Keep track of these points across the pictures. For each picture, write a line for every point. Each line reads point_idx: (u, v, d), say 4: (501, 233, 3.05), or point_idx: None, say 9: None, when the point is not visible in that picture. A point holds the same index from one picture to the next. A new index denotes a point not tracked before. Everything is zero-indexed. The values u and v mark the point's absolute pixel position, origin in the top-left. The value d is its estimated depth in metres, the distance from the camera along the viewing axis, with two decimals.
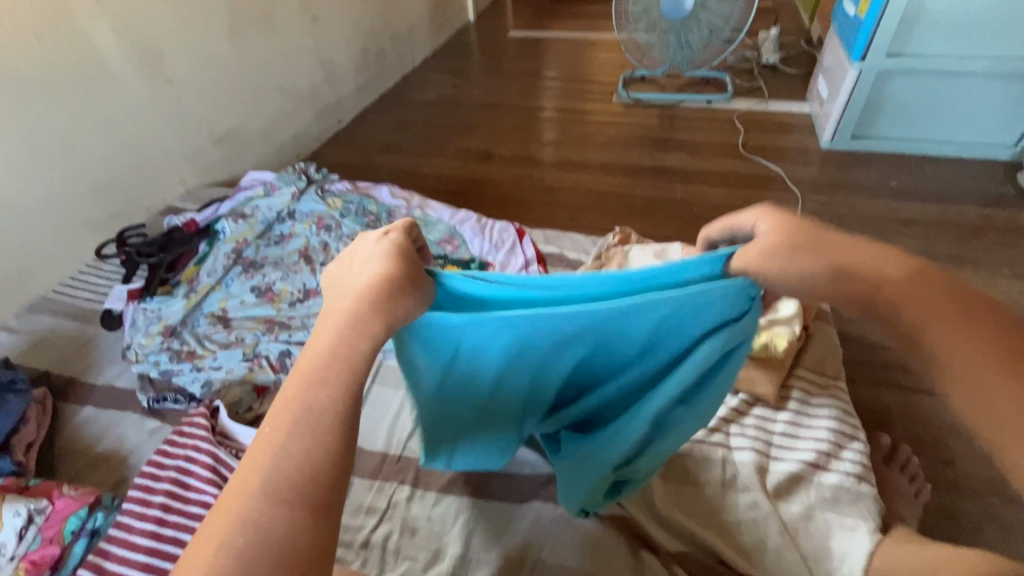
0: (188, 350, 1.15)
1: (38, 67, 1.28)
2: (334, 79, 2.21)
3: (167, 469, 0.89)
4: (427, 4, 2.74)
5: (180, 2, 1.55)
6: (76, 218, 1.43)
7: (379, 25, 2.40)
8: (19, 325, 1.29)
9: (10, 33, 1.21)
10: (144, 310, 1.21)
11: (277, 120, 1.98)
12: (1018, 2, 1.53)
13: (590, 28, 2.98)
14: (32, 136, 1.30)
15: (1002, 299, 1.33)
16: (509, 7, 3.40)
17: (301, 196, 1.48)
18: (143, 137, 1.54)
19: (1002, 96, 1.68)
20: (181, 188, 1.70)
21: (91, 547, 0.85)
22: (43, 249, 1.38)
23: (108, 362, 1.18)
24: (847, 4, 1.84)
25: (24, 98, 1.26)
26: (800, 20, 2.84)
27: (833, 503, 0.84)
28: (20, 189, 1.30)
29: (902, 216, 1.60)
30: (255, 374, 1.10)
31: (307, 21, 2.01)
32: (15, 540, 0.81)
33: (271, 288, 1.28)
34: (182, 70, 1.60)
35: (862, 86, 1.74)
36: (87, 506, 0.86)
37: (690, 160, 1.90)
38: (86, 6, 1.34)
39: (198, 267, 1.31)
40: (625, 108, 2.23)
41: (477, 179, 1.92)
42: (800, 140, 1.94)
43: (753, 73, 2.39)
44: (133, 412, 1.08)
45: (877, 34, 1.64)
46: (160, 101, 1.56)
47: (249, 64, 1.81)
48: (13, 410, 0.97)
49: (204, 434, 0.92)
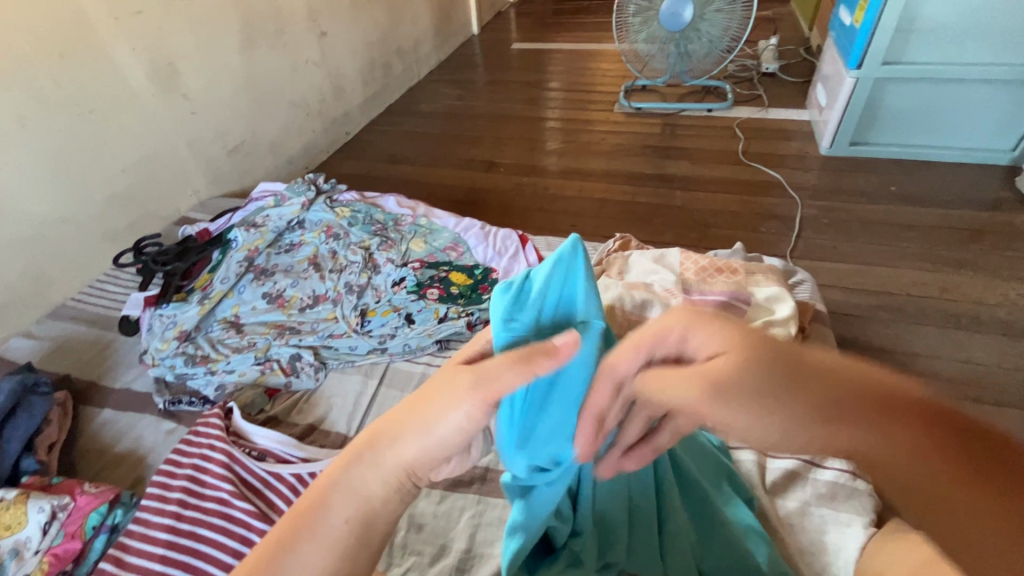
0: (202, 354, 1.19)
1: (61, 83, 1.34)
2: (342, 92, 2.27)
3: (183, 468, 0.92)
4: (433, 19, 2.81)
5: (194, 20, 1.62)
6: (95, 228, 1.48)
7: (386, 40, 2.47)
8: (40, 331, 1.34)
9: (35, 52, 1.27)
10: (160, 316, 1.25)
11: (287, 132, 2.03)
12: (1009, 10, 1.56)
13: (592, 40, 3.04)
14: (54, 151, 1.35)
15: (1000, 301, 1.34)
16: (513, 19, 3.48)
17: (310, 206, 1.53)
18: (159, 150, 1.60)
19: (997, 101, 1.70)
20: (195, 199, 1.75)
21: (111, 542, 0.88)
22: (65, 257, 1.44)
23: (127, 366, 1.22)
24: (843, 13, 1.88)
25: (48, 113, 1.32)
26: (800, 28, 2.88)
27: (829, 500, 0.86)
28: (42, 200, 1.35)
29: (901, 220, 1.61)
30: (267, 377, 1.14)
31: (316, 36, 2.07)
32: (39, 535, 0.84)
33: (282, 294, 1.32)
34: (197, 86, 1.66)
35: (858, 94, 1.77)
36: (108, 501, 0.90)
37: (691, 167, 1.94)
38: (106, 26, 1.40)
39: (212, 274, 1.35)
40: (626, 117, 2.27)
41: (481, 188, 1.97)
42: (799, 146, 1.97)
43: (753, 81, 2.42)
44: (150, 414, 1.12)
45: (872, 44, 1.67)
46: (175, 115, 1.62)
47: (260, 78, 1.87)
48: (37, 411, 1.01)
49: (217, 433, 0.96)
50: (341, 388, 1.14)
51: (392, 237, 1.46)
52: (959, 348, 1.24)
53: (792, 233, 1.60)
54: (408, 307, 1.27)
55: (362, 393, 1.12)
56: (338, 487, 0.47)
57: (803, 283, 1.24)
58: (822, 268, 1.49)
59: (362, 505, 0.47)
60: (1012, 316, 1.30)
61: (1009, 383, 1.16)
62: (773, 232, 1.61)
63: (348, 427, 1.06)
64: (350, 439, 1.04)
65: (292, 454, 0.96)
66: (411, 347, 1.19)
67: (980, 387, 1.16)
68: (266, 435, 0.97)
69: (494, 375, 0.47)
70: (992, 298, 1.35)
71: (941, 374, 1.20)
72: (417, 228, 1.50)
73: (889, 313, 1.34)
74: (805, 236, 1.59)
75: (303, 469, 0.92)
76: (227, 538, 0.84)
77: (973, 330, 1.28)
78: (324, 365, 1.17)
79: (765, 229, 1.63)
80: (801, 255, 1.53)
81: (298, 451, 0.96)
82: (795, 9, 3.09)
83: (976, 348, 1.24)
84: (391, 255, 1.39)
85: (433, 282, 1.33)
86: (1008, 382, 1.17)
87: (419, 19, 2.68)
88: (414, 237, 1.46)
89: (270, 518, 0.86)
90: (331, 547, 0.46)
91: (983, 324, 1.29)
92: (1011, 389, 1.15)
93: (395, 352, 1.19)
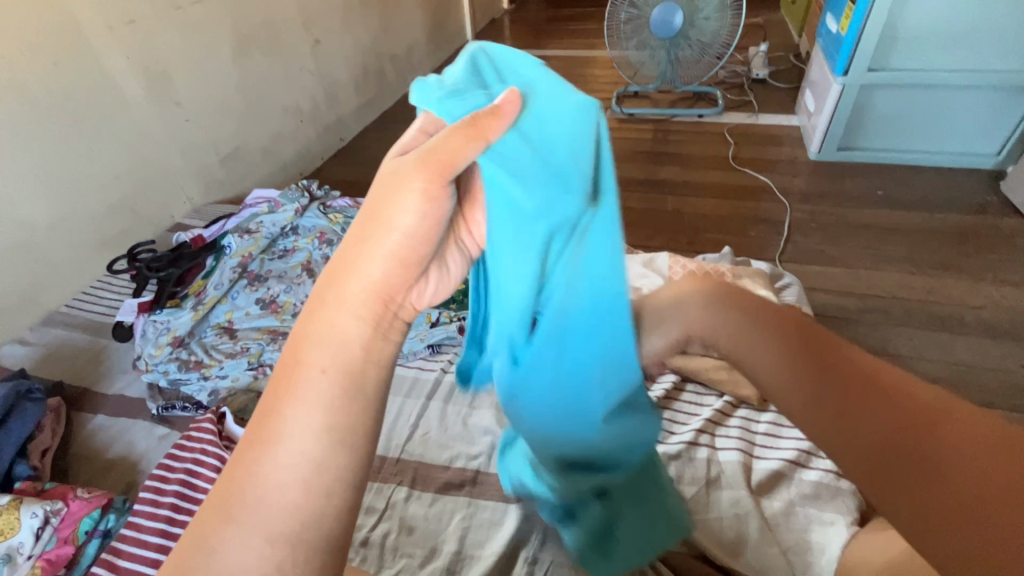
0: (196, 360, 1.20)
1: (55, 92, 1.35)
2: (337, 98, 2.29)
3: (176, 473, 0.93)
4: (427, 27, 2.84)
5: (188, 29, 1.63)
6: (89, 234, 1.49)
7: (380, 47, 2.49)
8: (34, 338, 1.35)
9: (29, 61, 1.29)
10: (154, 322, 1.26)
11: (281, 138, 2.05)
12: (991, 18, 1.60)
13: (585, 47, 3.07)
14: (48, 159, 1.37)
15: (984, 303, 1.37)
16: (506, 26, 3.51)
17: (304, 212, 1.54)
18: (153, 157, 1.61)
19: (982, 106, 1.73)
20: (189, 206, 1.76)
21: (103, 548, 0.89)
22: (59, 264, 1.44)
23: (120, 372, 1.23)
24: (830, 21, 1.92)
25: (42, 121, 1.34)
26: (790, 35, 2.92)
27: (812, 498, 0.88)
28: (36, 208, 1.37)
29: (887, 224, 1.64)
30: (260, 382, 1.15)
31: (310, 44, 2.09)
32: (32, 540, 0.85)
33: (275, 300, 1.33)
34: (190, 93, 1.67)
35: (845, 100, 1.80)
36: (101, 507, 0.91)
37: (681, 172, 1.96)
38: (100, 34, 1.41)
39: (205, 280, 1.36)
40: (618, 124, 2.30)
41: None
42: (788, 151, 2.00)
43: (743, 87, 2.46)
44: (143, 419, 1.13)
45: (857, 51, 1.70)
46: (169, 122, 1.63)
47: (254, 85, 1.89)
48: (30, 418, 1.01)
49: (210, 437, 0.96)
50: None
51: None
52: (944, 350, 1.27)
53: (781, 237, 1.63)
54: None
55: None
56: (317, 329, 0.42)
57: (789, 287, 1.26)
58: (809, 271, 1.51)
59: (343, 354, 0.42)
60: (996, 318, 1.33)
61: (992, 384, 1.19)
62: (762, 236, 1.64)
63: None
64: None
65: None
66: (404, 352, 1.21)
67: (964, 388, 1.19)
68: None
69: (451, 150, 0.44)
70: (976, 301, 1.37)
71: (926, 376, 1.22)
72: None
73: (875, 315, 1.36)
74: (793, 240, 1.62)
75: None
76: None
77: (957, 331, 1.30)
78: None
79: (754, 233, 1.65)
80: (790, 258, 1.56)
81: None
82: (785, 16, 3.13)
83: (960, 350, 1.26)
84: None
85: None
86: (992, 383, 1.19)
87: (413, 26, 2.71)
88: None
89: None
90: (316, 432, 0.40)
91: (967, 326, 1.32)
92: (994, 389, 1.18)
93: None
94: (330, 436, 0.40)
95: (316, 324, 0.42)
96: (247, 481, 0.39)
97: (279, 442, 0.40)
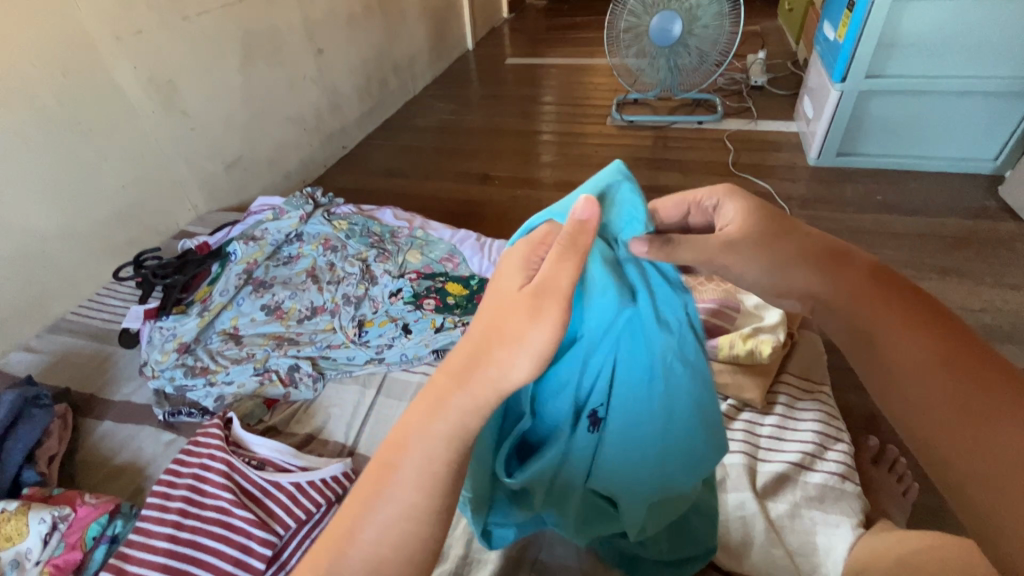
0: (202, 365, 1.21)
1: (63, 102, 1.37)
2: (340, 107, 2.31)
3: (184, 477, 0.93)
4: (428, 36, 2.87)
5: (194, 39, 1.65)
6: (96, 242, 1.50)
7: (382, 56, 2.52)
8: (41, 345, 1.35)
9: (38, 71, 1.31)
10: (160, 328, 1.27)
11: (284, 146, 2.07)
12: (986, 25, 1.62)
13: (585, 55, 3.10)
14: (56, 168, 1.38)
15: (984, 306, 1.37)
16: (507, 35, 3.55)
17: (308, 219, 1.55)
18: (159, 164, 1.62)
19: (980, 112, 1.75)
20: (194, 214, 1.77)
21: (111, 553, 0.88)
22: (66, 272, 1.45)
23: (127, 379, 1.24)
24: (828, 29, 1.94)
25: (50, 130, 1.35)
26: (787, 43, 2.95)
27: (817, 501, 0.88)
28: (44, 216, 1.38)
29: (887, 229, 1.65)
30: (266, 388, 1.16)
31: (313, 53, 2.11)
32: (40, 546, 0.85)
33: (280, 306, 1.34)
34: (196, 102, 1.69)
35: (844, 106, 1.82)
36: (108, 513, 0.91)
37: (682, 178, 1.97)
38: (107, 45, 1.43)
39: (211, 287, 1.37)
40: (618, 130, 2.32)
41: (476, 200, 2.00)
42: (788, 157, 2.02)
43: (742, 94, 2.48)
44: (150, 425, 1.13)
45: (856, 57, 1.72)
46: (175, 130, 1.65)
47: (258, 94, 1.91)
48: (39, 423, 1.02)
49: (218, 442, 0.97)
50: (339, 397, 1.16)
51: (389, 249, 1.48)
52: None
53: None
54: (405, 317, 1.29)
55: (360, 402, 1.14)
56: (421, 415, 0.45)
57: None
58: None
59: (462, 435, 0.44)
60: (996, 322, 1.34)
61: None
62: None
63: (346, 437, 1.09)
64: (348, 448, 1.07)
65: (292, 463, 0.98)
66: (409, 357, 1.21)
67: None
68: (266, 444, 0.98)
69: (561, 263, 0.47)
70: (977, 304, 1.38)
71: None
72: (413, 240, 1.52)
73: None
74: None
75: (303, 477, 0.93)
76: (227, 546, 0.86)
77: None
78: (322, 376, 1.19)
79: None
80: None
81: (296, 459, 0.98)
82: (782, 24, 3.16)
83: None
84: (388, 266, 1.41)
85: (429, 293, 1.33)
86: None
87: (415, 35, 2.74)
88: (410, 248, 1.48)
89: (269, 526, 0.88)
90: (418, 496, 0.43)
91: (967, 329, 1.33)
92: None
93: (392, 362, 1.21)
94: (419, 511, 0.43)
95: (441, 415, 0.44)
96: (354, 527, 0.43)
97: (376, 503, 0.43)
